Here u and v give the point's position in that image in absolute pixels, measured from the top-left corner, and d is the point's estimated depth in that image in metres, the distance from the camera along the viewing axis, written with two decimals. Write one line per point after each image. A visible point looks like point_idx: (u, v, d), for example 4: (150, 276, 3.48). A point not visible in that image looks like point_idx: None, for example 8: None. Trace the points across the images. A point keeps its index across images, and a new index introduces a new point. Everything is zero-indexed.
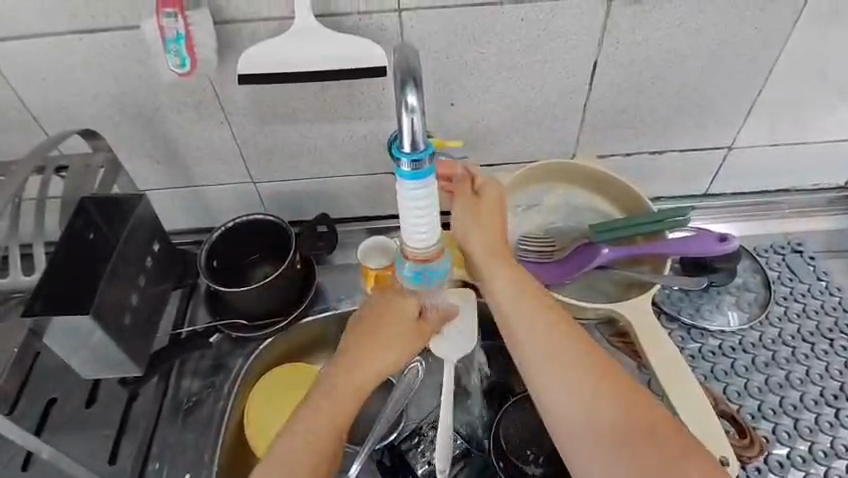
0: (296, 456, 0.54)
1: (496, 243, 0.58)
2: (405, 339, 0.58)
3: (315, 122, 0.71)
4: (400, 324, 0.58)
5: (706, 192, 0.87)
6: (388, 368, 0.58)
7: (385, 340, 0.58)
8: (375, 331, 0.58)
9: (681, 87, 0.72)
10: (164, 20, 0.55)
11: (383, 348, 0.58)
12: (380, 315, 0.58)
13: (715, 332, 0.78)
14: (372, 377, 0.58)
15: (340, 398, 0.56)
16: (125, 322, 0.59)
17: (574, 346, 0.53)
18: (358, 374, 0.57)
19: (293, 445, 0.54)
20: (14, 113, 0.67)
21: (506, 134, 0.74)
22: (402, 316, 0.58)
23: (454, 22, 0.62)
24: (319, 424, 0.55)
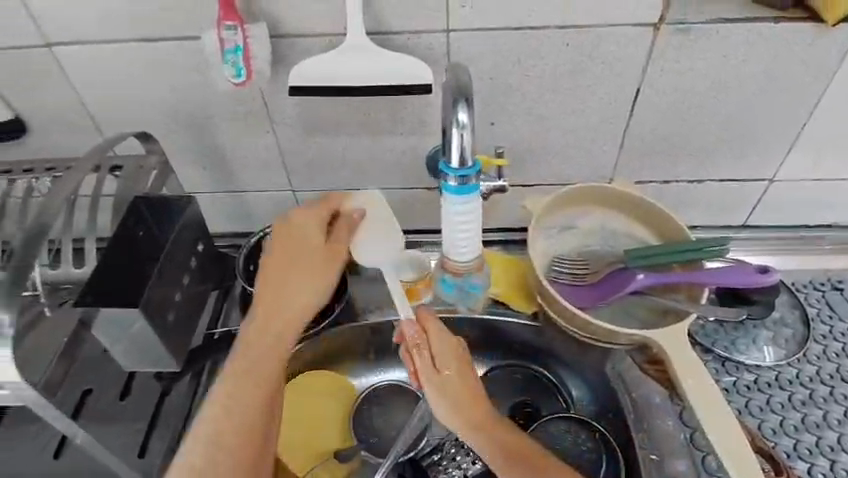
0: (235, 424, 0.55)
1: (455, 381, 0.62)
2: (319, 265, 0.65)
3: (358, 136, 0.73)
4: (309, 252, 0.65)
5: (744, 223, 0.86)
6: (308, 298, 0.64)
7: (296, 267, 0.64)
8: (285, 269, 0.64)
9: (724, 116, 0.71)
10: (224, 33, 0.58)
11: (300, 275, 0.64)
12: (286, 252, 0.65)
13: (750, 366, 0.76)
14: (289, 316, 0.63)
15: (264, 344, 0.60)
16: (167, 320, 0.61)
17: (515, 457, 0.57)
18: (279, 312, 0.63)
19: (227, 420, 0.55)
20: (78, 115, 0.71)
21: (544, 155, 0.75)
22: (307, 245, 0.65)
23: (499, 45, 0.64)
24: (245, 374, 0.58)
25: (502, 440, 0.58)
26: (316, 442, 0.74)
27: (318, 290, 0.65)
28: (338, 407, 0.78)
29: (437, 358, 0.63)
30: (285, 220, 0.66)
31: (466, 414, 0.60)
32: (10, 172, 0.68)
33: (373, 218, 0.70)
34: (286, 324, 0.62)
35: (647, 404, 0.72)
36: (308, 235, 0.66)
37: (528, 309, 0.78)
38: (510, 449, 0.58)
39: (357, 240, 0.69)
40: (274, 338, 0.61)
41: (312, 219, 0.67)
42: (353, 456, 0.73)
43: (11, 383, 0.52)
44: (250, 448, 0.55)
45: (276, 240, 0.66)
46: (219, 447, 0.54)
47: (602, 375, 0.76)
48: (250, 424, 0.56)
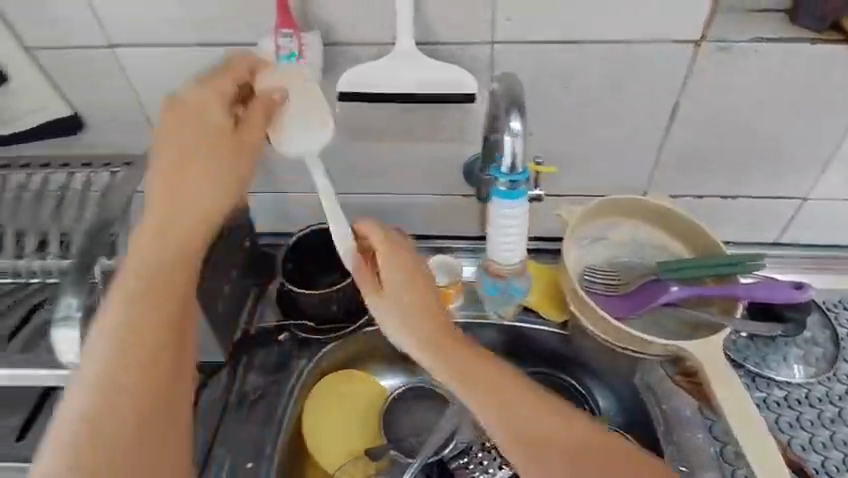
0: (142, 334, 0.52)
1: (404, 296, 0.59)
2: (229, 160, 0.61)
3: (399, 142, 0.75)
4: (214, 144, 0.60)
5: (775, 241, 0.86)
6: (213, 194, 0.60)
7: (196, 156, 0.59)
8: (191, 161, 0.59)
9: (760, 134, 0.72)
10: (280, 40, 0.61)
11: (199, 166, 0.59)
12: (187, 145, 0.59)
13: (781, 383, 0.76)
14: (192, 210, 0.58)
15: (172, 249, 0.57)
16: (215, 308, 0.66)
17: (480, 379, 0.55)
18: (180, 214, 0.58)
19: (132, 331, 0.52)
20: (133, 114, 0.75)
21: (580, 167, 0.76)
22: (207, 126, 0.59)
23: (542, 57, 0.66)
24: (151, 283, 0.55)
25: (461, 355, 0.56)
26: (345, 443, 0.76)
27: (224, 181, 0.60)
28: (366, 408, 0.79)
29: (385, 274, 0.60)
30: (186, 105, 0.59)
31: (425, 330, 0.57)
32: (70, 165, 0.72)
33: (293, 101, 0.62)
34: (192, 221, 0.58)
35: (677, 416, 0.73)
36: (212, 121, 0.60)
37: (559, 317, 0.78)
38: (470, 365, 0.56)
39: (279, 125, 0.62)
40: (182, 238, 0.57)
41: (220, 103, 0.60)
42: (383, 456, 0.74)
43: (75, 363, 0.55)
44: (165, 357, 0.53)
45: (172, 127, 0.59)
46: (124, 359, 0.51)
47: (631, 385, 0.77)
48: (161, 333, 0.53)
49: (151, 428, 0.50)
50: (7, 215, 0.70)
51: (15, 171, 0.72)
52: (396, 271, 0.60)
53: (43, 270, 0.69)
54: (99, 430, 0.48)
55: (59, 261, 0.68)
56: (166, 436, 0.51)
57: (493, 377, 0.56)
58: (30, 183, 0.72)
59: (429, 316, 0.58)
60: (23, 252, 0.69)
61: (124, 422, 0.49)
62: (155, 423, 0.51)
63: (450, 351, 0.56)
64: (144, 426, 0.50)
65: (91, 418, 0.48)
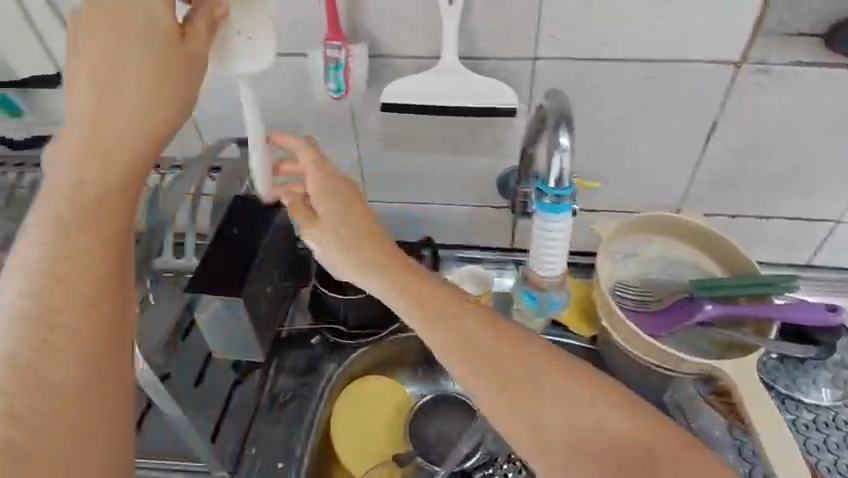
0: (70, 270, 0.40)
1: (375, 250, 0.54)
2: (161, 59, 0.43)
3: (435, 153, 0.76)
4: (145, 37, 0.43)
5: (806, 263, 0.85)
6: (152, 107, 0.43)
7: (125, 60, 0.43)
8: (119, 58, 0.43)
9: (796, 157, 0.72)
10: (329, 51, 0.63)
11: (130, 70, 0.43)
12: (121, 44, 0.43)
13: (809, 405, 0.75)
14: (124, 125, 0.43)
15: (105, 158, 0.42)
16: (258, 310, 0.68)
17: (462, 343, 0.48)
18: (112, 117, 0.42)
19: (62, 265, 0.40)
20: None
21: (614, 182, 0.77)
22: (140, 24, 0.43)
23: (582, 75, 0.67)
24: (85, 202, 0.42)
25: (450, 314, 0.50)
26: (372, 448, 0.76)
27: (168, 94, 0.44)
28: (392, 414, 0.79)
29: (342, 225, 0.55)
30: (123, 1, 0.43)
31: (410, 290, 0.51)
32: None
33: (240, 12, 0.48)
34: (123, 139, 0.43)
35: (706, 436, 0.73)
36: (151, 14, 0.43)
37: (588, 332, 0.79)
38: (462, 325, 0.49)
39: (223, 39, 0.49)
40: (115, 158, 0.42)
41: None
42: (409, 462, 0.75)
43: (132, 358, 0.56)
44: (105, 299, 0.41)
45: (100, 13, 0.43)
46: (51, 299, 0.40)
47: (660, 403, 0.76)
48: (95, 271, 0.41)
49: (87, 385, 0.39)
50: None
51: None
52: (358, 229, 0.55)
53: None
54: (24, 382, 0.38)
55: None
56: (110, 397, 0.40)
57: (492, 336, 0.48)
58: None
59: (404, 273, 0.52)
60: None
61: (53, 375, 0.38)
62: (90, 378, 0.39)
63: (438, 310, 0.50)
64: (79, 380, 0.39)
65: (14, 369, 0.38)
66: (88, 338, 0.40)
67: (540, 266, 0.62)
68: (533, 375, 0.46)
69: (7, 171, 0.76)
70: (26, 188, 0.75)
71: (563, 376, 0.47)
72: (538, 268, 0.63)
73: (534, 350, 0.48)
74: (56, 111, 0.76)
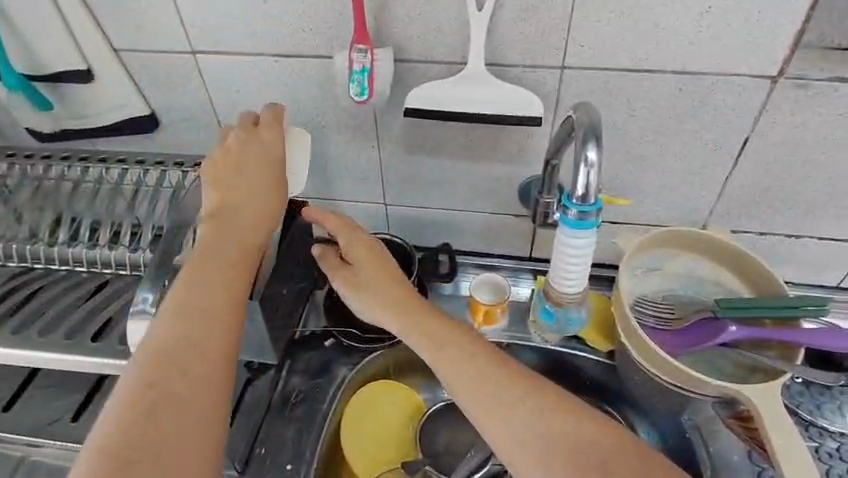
0: (186, 320, 0.50)
1: (392, 292, 0.59)
2: (268, 184, 0.60)
3: (457, 159, 0.76)
4: (259, 169, 0.61)
5: (838, 285, 0.82)
6: (257, 209, 0.59)
7: (242, 181, 0.60)
8: (238, 179, 0.60)
9: (832, 175, 0.69)
10: (355, 55, 0.63)
11: (243, 187, 0.60)
12: (238, 170, 0.60)
13: (836, 434, 0.72)
14: (238, 222, 0.58)
15: (218, 245, 0.56)
16: (273, 315, 0.68)
17: (474, 376, 0.52)
18: (232, 217, 0.58)
19: (177, 306, 0.51)
20: (203, 116, 0.79)
21: (638, 195, 0.75)
22: (253, 157, 0.61)
23: (611, 84, 0.65)
24: (197, 266, 0.54)
25: (461, 351, 0.54)
26: (383, 453, 0.76)
27: (266, 199, 0.60)
28: (402, 421, 0.79)
29: (358, 267, 0.61)
30: (245, 141, 0.62)
31: (424, 330, 0.56)
32: (145, 162, 0.74)
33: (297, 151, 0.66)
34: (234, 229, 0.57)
35: (724, 460, 0.71)
36: (266, 154, 0.62)
37: (604, 347, 0.77)
38: (474, 361, 0.53)
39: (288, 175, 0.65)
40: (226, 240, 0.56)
41: (272, 138, 0.63)
42: (418, 470, 0.74)
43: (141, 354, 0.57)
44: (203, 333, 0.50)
45: (229, 153, 0.61)
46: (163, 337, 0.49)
47: (677, 423, 0.74)
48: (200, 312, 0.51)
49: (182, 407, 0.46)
50: (84, 204, 0.74)
51: (94, 164, 0.75)
52: (377, 265, 0.61)
53: (116, 262, 0.72)
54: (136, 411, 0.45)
55: (130, 252, 0.71)
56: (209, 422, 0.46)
57: (498, 374, 0.52)
58: (107, 176, 0.74)
59: (416, 307, 0.58)
60: (96, 243, 0.72)
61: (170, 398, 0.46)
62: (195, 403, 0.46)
63: (449, 349, 0.54)
64: (182, 404, 0.46)
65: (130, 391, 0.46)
66: (191, 372, 0.47)
67: (561, 283, 0.61)
68: (541, 410, 0.50)
69: (35, 164, 0.76)
70: (53, 180, 0.75)
71: (567, 414, 0.50)
72: (559, 284, 0.61)
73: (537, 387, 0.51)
74: (85, 105, 0.77)
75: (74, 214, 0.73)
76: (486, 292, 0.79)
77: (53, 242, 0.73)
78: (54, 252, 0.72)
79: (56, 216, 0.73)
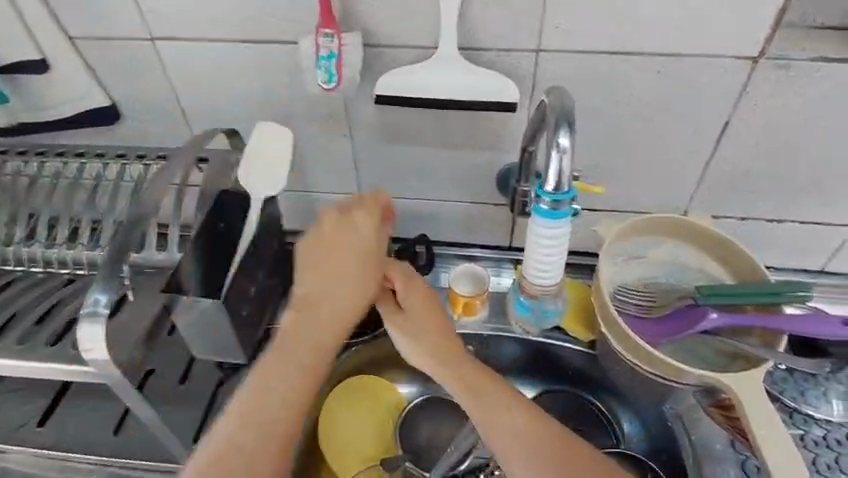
0: (260, 412, 0.56)
1: (438, 340, 0.62)
2: (366, 274, 0.63)
3: (433, 147, 0.73)
4: (358, 258, 0.62)
5: (821, 269, 0.82)
6: (350, 297, 0.62)
7: (341, 271, 0.62)
8: (336, 267, 0.62)
9: (813, 158, 0.68)
10: (321, 40, 0.60)
11: (338, 274, 0.62)
12: (337, 257, 0.62)
13: (820, 420, 0.72)
14: (329, 312, 0.61)
15: (305, 337, 0.60)
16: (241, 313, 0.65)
17: (485, 404, 0.58)
18: (322, 305, 0.61)
19: (260, 398, 0.57)
20: (168, 106, 0.75)
21: (619, 181, 0.74)
22: (348, 246, 0.63)
23: (589, 67, 0.63)
24: (280, 352, 0.59)
25: (478, 388, 0.59)
26: (361, 451, 0.74)
27: (360, 289, 0.62)
28: (381, 417, 0.77)
29: (408, 314, 0.64)
30: (342, 226, 0.63)
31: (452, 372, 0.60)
32: (104, 154, 0.71)
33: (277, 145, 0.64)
34: (326, 316, 0.61)
35: (706, 449, 0.71)
36: (363, 242, 0.63)
37: (585, 337, 0.76)
38: (485, 397, 0.58)
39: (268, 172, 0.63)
40: (315, 331, 0.61)
41: (370, 225, 0.64)
42: (397, 468, 0.72)
43: (94, 360, 0.53)
44: (280, 429, 0.56)
45: (327, 239, 0.63)
46: (244, 429, 0.56)
47: (659, 413, 0.73)
48: (278, 408, 0.57)
49: None
50: (41, 200, 0.70)
51: (50, 159, 0.71)
52: (434, 322, 0.63)
53: (73, 261, 0.69)
54: None
55: (88, 251, 0.69)
56: None
57: (500, 406, 0.58)
58: (66, 170, 0.72)
59: (450, 345, 0.62)
60: (54, 241, 0.70)
61: (242, 470, 0.54)
62: None
63: (465, 384, 0.59)
64: None
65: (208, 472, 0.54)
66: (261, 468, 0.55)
67: (534, 274, 0.59)
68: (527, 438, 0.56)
69: None
70: (10, 176, 0.72)
71: (533, 422, 0.57)
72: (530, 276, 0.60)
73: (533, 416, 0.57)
74: (41, 96, 0.72)
75: (32, 210, 0.70)
76: (466, 284, 0.77)
77: (8, 241, 0.69)
78: (9, 252, 0.69)
79: (12, 214, 0.70)
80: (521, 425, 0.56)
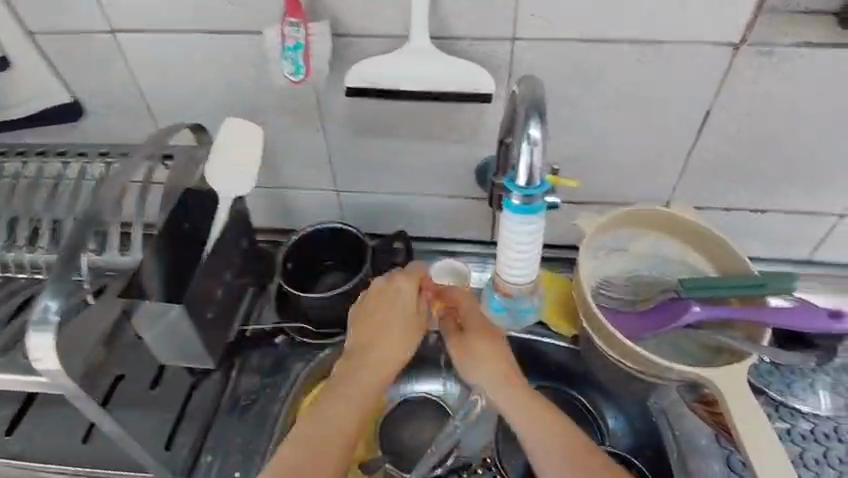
0: (304, 457, 0.55)
1: (497, 366, 0.63)
2: (411, 332, 0.65)
3: (408, 140, 0.71)
4: (402, 319, 0.65)
5: (806, 259, 0.80)
6: (396, 356, 0.64)
7: (385, 334, 0.64)
8: (382, 328, 0.64)
9: (796, 147, 0.67)
10: (287, 29, 0.57)
11: (384, 337, 0.64)
12: (385, 319, 0.65)
13: (807, 414, 0.71)
14: (373, 368, 0.63)
15: (350, 390, 0.61)
16: (207, 314, 0.64)
17: (525, 417, 0.59)
18: (369, 362, 0.63)
19: (308, 441, 0.56)
20: (132, 101, 0.72)
21: (600, 173, 0.72)
22: (393, 309, 0.65)
23: (566, 55, 0.61)
24: (326, 403, 0.59)
25: (531, 408, 0.60)
26: None
27: (404, 349, 0.65)
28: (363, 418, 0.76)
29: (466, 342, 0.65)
30: (386, 288, 0.66)
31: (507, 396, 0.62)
32: (65, 154, 0.69)
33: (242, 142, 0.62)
34: (374, 371, 0.63)
35: (690, 444, 0.70)
36: (406, 307, 0.65)
37: (568, 332, 0.75)
38: (534, 415, 0.59)
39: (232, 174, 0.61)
40: (364, 383, 0.62)
41: (411, 288, 0.66)
42: (378, 469, 0.73)
43: (47, 370, 0.51)
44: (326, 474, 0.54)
45: (373, 303, 0.65)
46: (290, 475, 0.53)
47: (643, 409, 0.72)
48: (326, 457, 0.55)
49: None
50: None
51: (12, 159, 0.70)
52: (486, 351, 0.64)
53: (31, 265, 0.66)
54: None
55: (48, 254, 0.66)
56: None
57: (543, 421, 0.59)
58: (26, 170, 0.70)
59: (506, 374, 0.63)
60: (14, 242, 0.66)
61: None
62: None
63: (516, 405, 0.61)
64: None
65: None
66: None
67: (507, 271, 0.57)
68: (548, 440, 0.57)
69: None
70: None
71: (544, 416, 0.59)
72: (504, 273, 0.57)
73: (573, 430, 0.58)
74: (4, 94, 0.70)
75: None
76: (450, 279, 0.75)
77: None
78: None
79: None
80: (549, 431, 0.58)
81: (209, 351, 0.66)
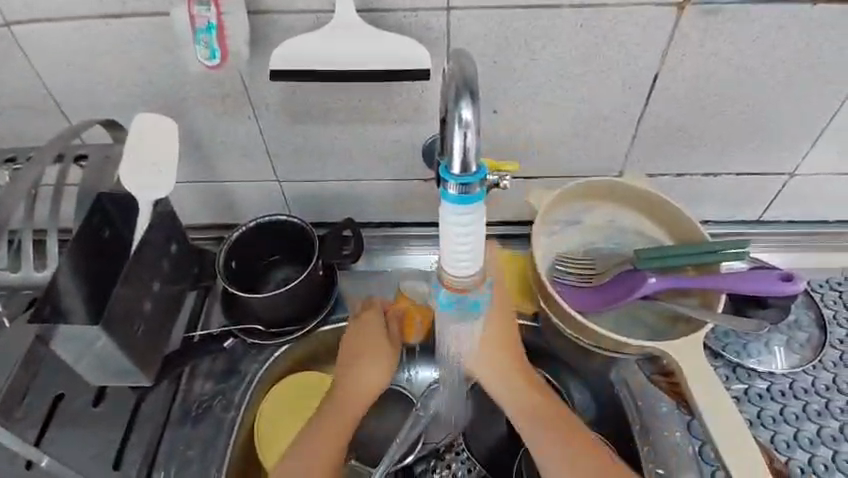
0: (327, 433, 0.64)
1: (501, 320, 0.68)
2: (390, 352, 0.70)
3: (347, 125, 0.67)
4: (383, 340, 0.70)
5: (759, 219, 0.80)
6: (384, 371, 0.69)
7: (371, 353, 0.69)
8: (369, 348, 0.69)
9: (744, 108, 0.65)
10: (196, 9, 0.52)
11: (372, 354, 0.69)
12: (369, 342, 0.69)
13: (763, 373, 0.72)
14: (368, 381, 0.68)
15: (356, 391, 0.67)
16: (136, 332, 0.58)
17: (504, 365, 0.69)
18: (366, 370, 0.68)
19: (325, 425, 0.65)
20: (37, 100, 0.65)
21: (550, 146, 0.69)
22: (375, 333, 0.70)
23: (505, 25, 0.57)
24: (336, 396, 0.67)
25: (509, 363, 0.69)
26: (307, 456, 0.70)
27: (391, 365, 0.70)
28: None
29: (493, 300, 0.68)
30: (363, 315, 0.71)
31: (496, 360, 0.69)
32: None
33: (156, 139, 0.58)
34: (367, 381, 0.68)
35: (654, 413, 0.69)
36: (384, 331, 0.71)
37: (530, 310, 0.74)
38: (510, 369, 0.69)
39: (154, 177, 0.57)
40: (363, 386, 0.68)
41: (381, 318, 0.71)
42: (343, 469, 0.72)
43: None
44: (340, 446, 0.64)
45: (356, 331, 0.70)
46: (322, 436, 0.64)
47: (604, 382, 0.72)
48: (338, 436, 0.65)
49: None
50: None
51: None
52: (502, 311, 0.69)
53: None
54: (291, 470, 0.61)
55: None
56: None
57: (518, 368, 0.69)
58: None
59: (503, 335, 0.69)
60: None
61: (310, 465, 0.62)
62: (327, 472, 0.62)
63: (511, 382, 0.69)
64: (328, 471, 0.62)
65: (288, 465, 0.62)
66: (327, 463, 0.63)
67: (450, 263, 0.52)
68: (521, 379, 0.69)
69: None
70: None
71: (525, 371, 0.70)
72: (449, 265, 0.52)
73: (567, 418, 0.67)
74: None
75: None
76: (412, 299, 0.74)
77: None
78: None
79: None
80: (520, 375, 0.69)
81: (143, 369, 0.60)
